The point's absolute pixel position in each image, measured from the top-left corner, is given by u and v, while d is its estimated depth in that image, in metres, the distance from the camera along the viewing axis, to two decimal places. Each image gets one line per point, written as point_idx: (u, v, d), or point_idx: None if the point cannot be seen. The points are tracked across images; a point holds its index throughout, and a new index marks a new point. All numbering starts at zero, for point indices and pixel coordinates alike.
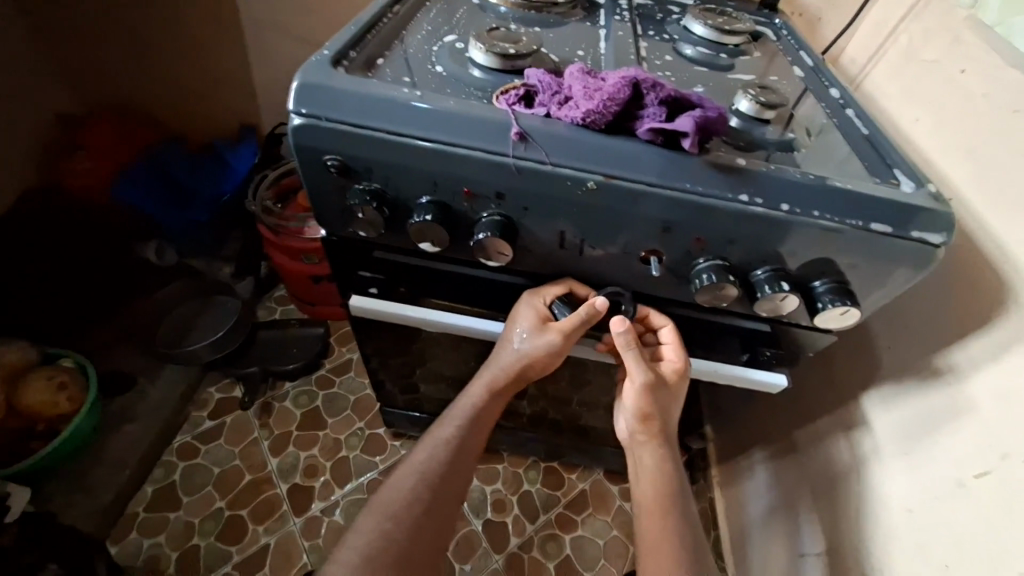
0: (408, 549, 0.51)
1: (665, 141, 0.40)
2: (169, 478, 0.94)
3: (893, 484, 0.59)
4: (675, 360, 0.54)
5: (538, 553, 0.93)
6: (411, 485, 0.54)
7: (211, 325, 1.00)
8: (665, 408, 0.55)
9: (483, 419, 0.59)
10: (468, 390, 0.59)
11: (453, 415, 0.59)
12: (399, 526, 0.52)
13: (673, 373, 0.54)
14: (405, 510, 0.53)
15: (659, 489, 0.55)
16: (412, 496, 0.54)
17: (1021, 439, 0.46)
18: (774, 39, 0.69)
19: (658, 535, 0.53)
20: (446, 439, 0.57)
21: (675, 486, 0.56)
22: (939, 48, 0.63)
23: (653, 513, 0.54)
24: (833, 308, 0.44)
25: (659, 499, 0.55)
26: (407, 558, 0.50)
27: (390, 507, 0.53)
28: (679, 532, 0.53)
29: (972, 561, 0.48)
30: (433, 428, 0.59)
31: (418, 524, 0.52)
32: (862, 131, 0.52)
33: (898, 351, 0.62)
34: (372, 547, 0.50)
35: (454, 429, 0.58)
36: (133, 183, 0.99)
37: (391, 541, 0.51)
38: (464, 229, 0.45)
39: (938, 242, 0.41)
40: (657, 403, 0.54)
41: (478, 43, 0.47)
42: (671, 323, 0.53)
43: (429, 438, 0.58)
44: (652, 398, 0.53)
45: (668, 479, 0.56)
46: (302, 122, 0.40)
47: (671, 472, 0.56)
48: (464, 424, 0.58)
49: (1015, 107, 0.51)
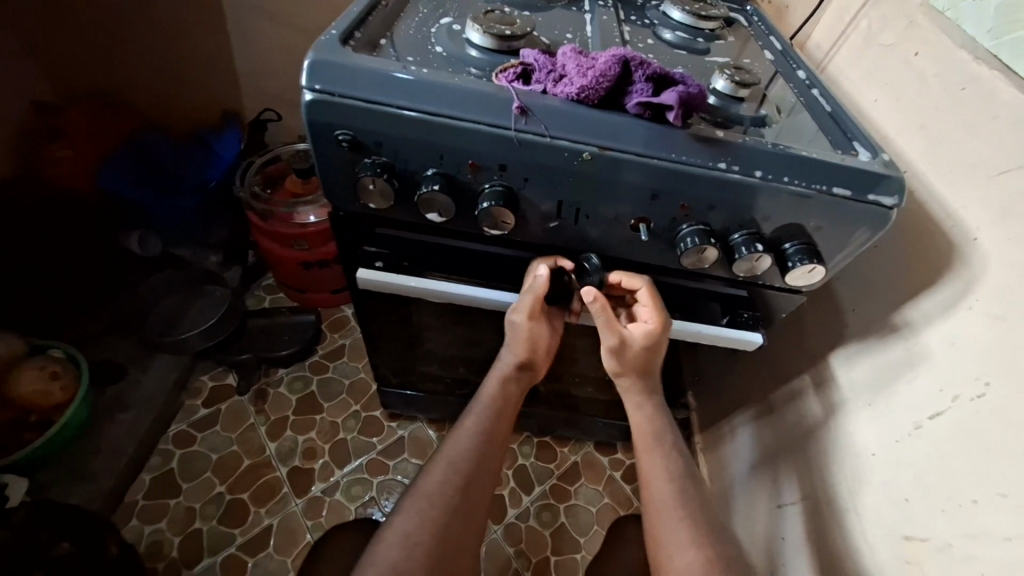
0: (444, 528, 0.52)
1: (652, 115, 0.44)
2: (167, 465, 0.95)
3: (859, 432, 0.65)
4: (649, 322, 0.57)
5: (534, 522, 0.98)
6: (443, 468, 0.57)
7: (202, 315, 1.02)
8: (635, 365, 0.61)
9: (505, 410, 0.63)
10: (485, 385, 0.65)
11: (474, 406, 0.63)
12: (431, 506, 0.53)
13: (644, 337, 0.57)
14: (439, 492, 0.55)
15: (645, 428, 0.62)
16: (446, 479, 0.56)
17: (969, 382, 0.52)
18: (745, 25, 0.74)
19: (654, 470, 0.59)
20: (473, 428, 0.60)
21: (664, 426, 0.62)
22: (896, 33, 0.68)
23: (645, 447, 0.61)
24: (802, 266, 0.48)
25: (648, 437, 0.61)
26: (442, 533, 0.52)
27: (424, 485, 0.55)
28: (673, 473, 0.58)
29: (930, 492, 0.54)
30: (459, 421, 0.62)
31: (451, 502, 0.54)
32: (827, 109, 0.57)
33: (862, 313, 0.68)
34: (411, 525, 0.52)
35: (479, 418, 0.61)
36: (119, 169, 0.95)
37: (426, 520, 0.52)
38: (468, 202, 0.48)
39: (891, 204, 0.46)
40: (628, 363, 0.60)
41: (475, 24, 0.49)
42: (645, 285, 0.55)
43: (459, 428, 0.61)
44: (615, 359, 0.60)
45: (656, 421, 0.63)
46: (315, 97, 0.42)
47: (657, 415, 0.63)
48: (487, 415, 0.62)
49: (963, 85, 0.57)
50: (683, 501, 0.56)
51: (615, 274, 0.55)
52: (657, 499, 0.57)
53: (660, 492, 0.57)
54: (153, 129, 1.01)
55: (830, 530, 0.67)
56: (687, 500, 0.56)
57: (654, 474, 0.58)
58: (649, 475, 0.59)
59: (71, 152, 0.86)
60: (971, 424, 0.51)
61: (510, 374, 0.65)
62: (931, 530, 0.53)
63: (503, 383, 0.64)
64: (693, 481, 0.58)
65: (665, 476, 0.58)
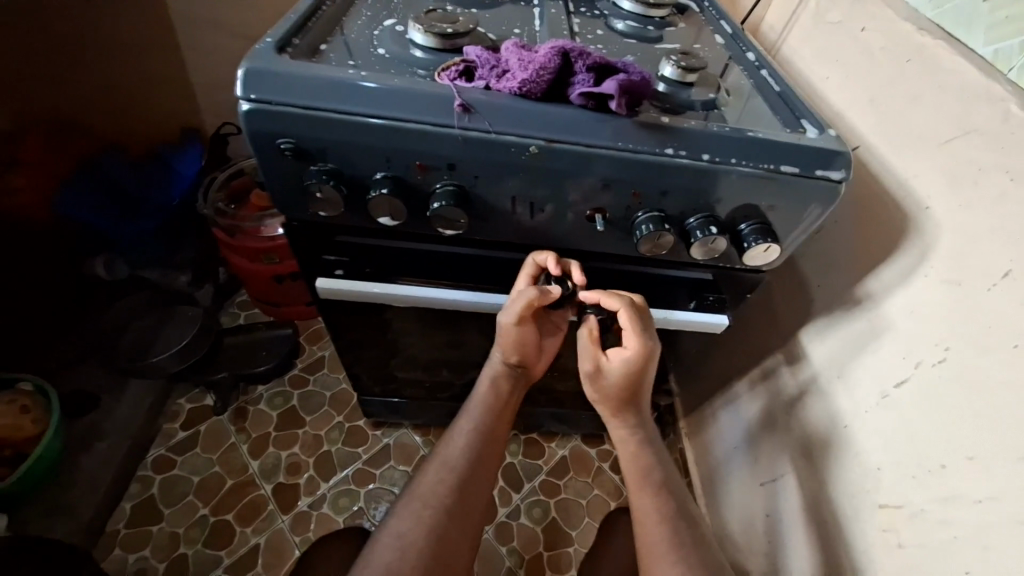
0: (441, 529, 0.51)
1: (595, 105, 0.44)
2: (148, 492, 0.93)
3: (835, 408, 0.66)
4: (627, 349, 0.56)
5: (526, 519, 0.98)
6: (439, 470, 0.56)
7: (175, 335, 1.00)
8: (614, 392, 0.60)
9: (500, 410, 0.63)
10: (478, 382, 0.65)
11: (472, 409, 0.62)
12: (428, 507, 0.53)
13: (621, 366, 0.57)
14: (434, 494, 0.54)
15: (634, 465, 0.59)
16: (442, 479, 0.55)
17: (930, 348, 0.53)
18: (697, 11, 0.74)
19: (647, 509, 0.56)
20: (468, 429, 0.60)
21: (654, 459, 0.60)
22: (843, 9, 0.69)
23: (631, 481, 0.59)
24: (757, 246, 0.49)
25: (637, 476, 0.59)
26: (436, 535, 0.51)
27: (419, 486, 0.55)
28: (666, 507, 0.56)
29: (904, 460, 0.55)
30: (454, 423, 0.62)
31: (444, 502, 0.53)
32: (776, 89, 0.57)
33: (827, 287, 0.68)
34: (406, 525, 0.51)
35: (475, 418, 0.61)
36: (73, 193, 0.90)
37: (421, 518, 0.52)
38: (420, 202, 0.48)
39: (838, 179, 0.47)
40: (605, 390, 0.60)
41: (417, 24, 0.49)
42: (623, 306, 0.54)
43: (456, 429, 0.60)
44: (591, 382, 0.61)
45: (643, 457, 0.60)
46: (252, 107, 0.42)
47: (643, 447, 0.60)
48: (484, 416, 0.62)
49: (908, 57, 0.58)
50: (678, 544, 0.53)
51: (589, 295, 0.56)
52: (652, 541, 0.54)
53: (654, 534, 0.54)
54: (106, 148, 0.97)
55: (821, 509, 0.66)
56: (681, 540, 0.53)
57: (647, 515, 0.56)
58: (644, 522, 0.56)
59: (28, 179, 0.81)
60: (936, 389, 0.52)
61: (501, 373, 0.65)
62: (905, 498, 0.54)
63: (495, 380, 0.64)
64: (684, 514, 0.56)
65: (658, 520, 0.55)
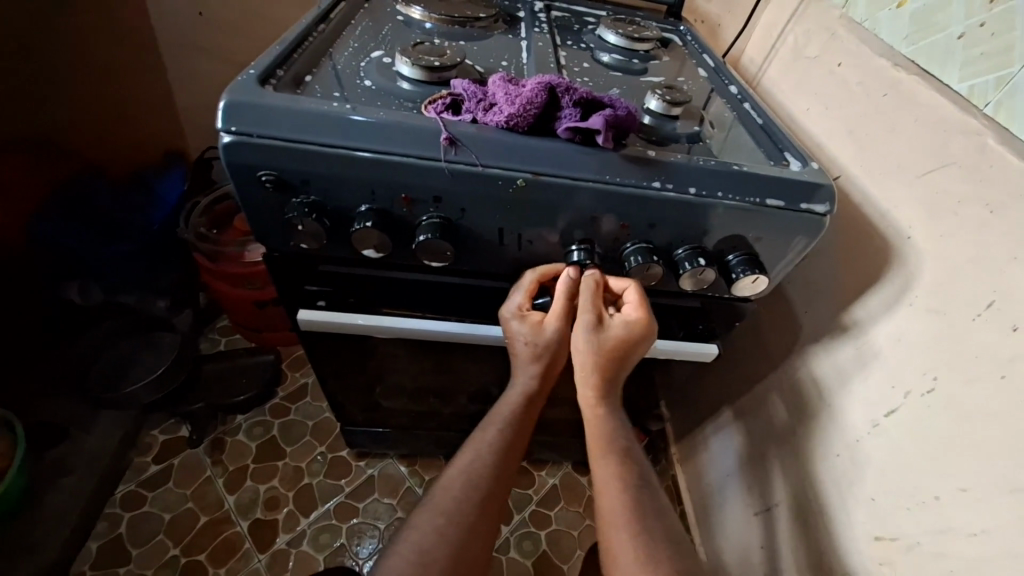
0: (462, 549, 0.45)
1: (582, 139, 0.44)
2: (115, 531, 0.88)
3: (827, 436, 0.65)
4: (631, 314, 0.50)
5: (515, 553, 0.94)
6: (461, 480, 0.48)
7: (152, 363, 0.96)
8: (612, 352, 0.50)
9: (527, 423, 0.54)
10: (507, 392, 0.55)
11: (497, 416, 0.53)
12: (451, 524, 0.45)
13: (626, 326, 0.50)
14: (459, 510, 0.46)
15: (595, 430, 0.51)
16: (467, 493, 0.47)
17: (917, 377, 0.54)
18: (680, 45, 0.76)
19: (606, 477, 0.49)
20: (496, 440, 0.51)
21: (621, 430, 0.51)
22: (819, 45, 0.72)
23: (597, 467, 0.50)
24: (745, 277, 0.49)
25: (601, 441, 0.51)
26: (459, 559, 0.44)
27: (438, 500, 0.47)
28: (642, 507, 0.47)
29: (894, 490, 0.55)
30: (477, 429, 0.53)
31: (470, 520, 0.46)
32: (758, 121, 0.58)
33: (814, 314, 0.69)
34: (424, 541, 0.44)
35: (501, 428, 0.52)
36: (54, 220, 0.87)
37: (444, 537, 0.45)
38: (406, 234, 0.47)
39: (823, 212, 0.48)
40: (602, 351, 0.50)
41: (404, 56, 0.49)
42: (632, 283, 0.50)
43: (482, 434, 0.52)
44: (588, 336, 0.49)
45: (609, 423, 0.52)
46: (232, 139, 0.41)
47: (619, 424, 0.52)
48: (510, 427, 0.52)
49: (885, 91, 0.60)
50: (648, 547, 0.44)
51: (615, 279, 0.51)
52: (610, 511, 0.47)
53: (611, 502, 0.47)
54: (90, 170, 0.95)
55: (817, 540, 0.65)
56: (653, 546, 0.45)
57: (612, 513, 0.47)
58: (608, 518, 0.47)
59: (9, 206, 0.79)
60: (927, 420, 0.52)
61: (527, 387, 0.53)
62: (898, 529, 0.54)
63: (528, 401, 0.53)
64: (661, 513, 0.47)
65: (625, 521, 0.46)
